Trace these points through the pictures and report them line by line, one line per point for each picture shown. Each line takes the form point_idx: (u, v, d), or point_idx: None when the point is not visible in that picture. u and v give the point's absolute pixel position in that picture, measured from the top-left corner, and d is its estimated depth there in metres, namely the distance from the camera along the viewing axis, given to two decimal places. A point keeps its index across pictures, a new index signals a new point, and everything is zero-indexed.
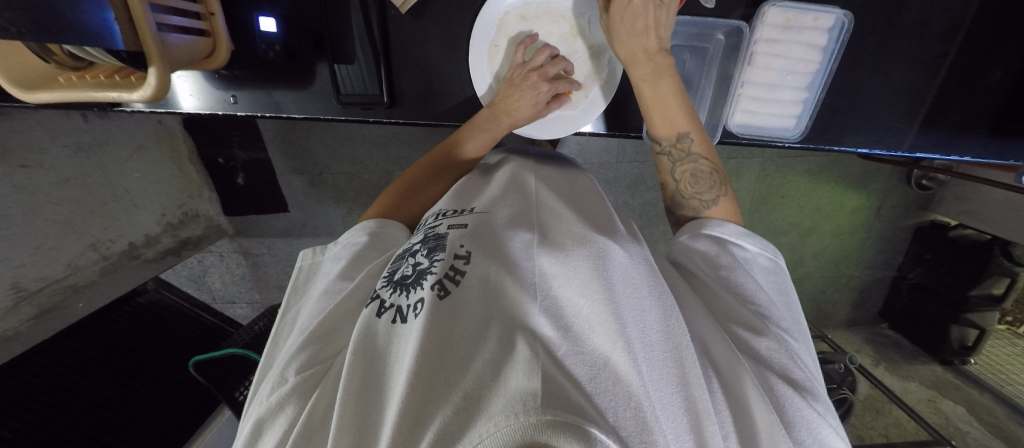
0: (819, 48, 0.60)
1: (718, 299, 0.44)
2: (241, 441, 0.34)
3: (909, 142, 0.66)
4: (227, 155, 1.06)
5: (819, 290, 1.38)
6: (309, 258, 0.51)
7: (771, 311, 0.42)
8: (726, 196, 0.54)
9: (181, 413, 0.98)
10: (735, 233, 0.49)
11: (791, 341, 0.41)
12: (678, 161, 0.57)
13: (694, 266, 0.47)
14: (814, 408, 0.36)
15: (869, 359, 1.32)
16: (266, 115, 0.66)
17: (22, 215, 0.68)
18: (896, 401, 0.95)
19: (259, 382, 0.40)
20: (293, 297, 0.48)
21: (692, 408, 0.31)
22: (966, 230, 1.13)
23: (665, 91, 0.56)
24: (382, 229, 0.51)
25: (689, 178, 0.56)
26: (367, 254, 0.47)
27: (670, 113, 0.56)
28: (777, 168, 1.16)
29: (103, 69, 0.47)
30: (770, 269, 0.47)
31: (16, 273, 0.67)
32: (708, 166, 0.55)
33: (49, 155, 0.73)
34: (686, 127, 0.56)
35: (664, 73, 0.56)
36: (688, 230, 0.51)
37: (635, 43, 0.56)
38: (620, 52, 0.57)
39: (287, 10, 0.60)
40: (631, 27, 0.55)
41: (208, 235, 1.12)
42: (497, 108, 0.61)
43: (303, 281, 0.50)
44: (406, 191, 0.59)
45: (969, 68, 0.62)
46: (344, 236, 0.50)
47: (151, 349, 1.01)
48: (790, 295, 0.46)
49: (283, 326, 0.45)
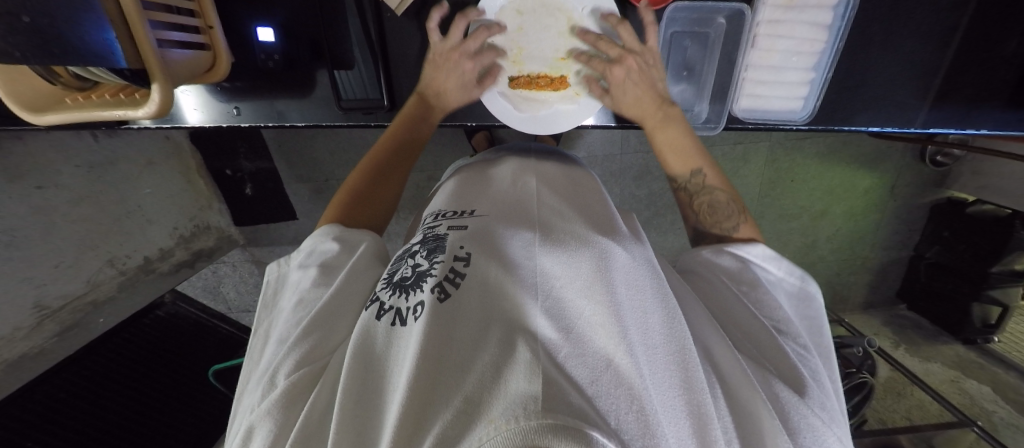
0: (825, 26, 0.58)
1: (727, 310, 0.45)
2: (234, 444, 0.34)
3: (921, 118, 0.64)
4: (234, 166, 1.07)
5: (834, 274, 1.35)
6: (276, 271, 0.52)
7: (790, 326, 0.42)
8: (748, 222, 0.54)
9: (195, 429, 1.05)
10: (763, 254, 0.48)
11: (809, 357, 0.41)
12: (695, 195, 0.58)
13: (720, 282, 0.47)
14: (817, 414, 0.35)
15: (889, 342, 1.30)
16: (269, 124, 0.66)
17: (41, 234, 0.70)
18: (918, 383, 0.92)
19: (243, 392, 0.41)
20: (265, 311, 0.49)
21: (695, 412, 0.31)
22: (985, 205, 1.10)
23: (675, 135, 0.58)
24: (347, 234, 0.50)
25: (707, 207, 0.56)
26: (338, 261, 0.47)
27: (684, 150, 0.58)
28: (786, 151, 1.13)
29: (109, 88, 0.48)
30: (799, 294, 0.46)
31: (38, 292, 0.69)
32: (725, 196, 0.56)
33: (62, 175, 0.75)
34: (699, 163, 0.58)
35: (673, 122, 0.59)
36: (711, 246, 0.50)
37: (638, 105, 0.60)
38: (631, 117, 0.62)
39: (287, 19, 0.60)
40: (632, 94, 0.60)
41: (220, 246, 1.13)
42: (428, 94, 0.62)
43: (272, 295, 0.50)
44: (356, 197, 0.57)
45: (984, 37, 0.60)
46: (305, 244, 0.50)
47: (172, 362, 1.03)
48: (819, 328, 0.45)
49: (257, 340, 0.46)
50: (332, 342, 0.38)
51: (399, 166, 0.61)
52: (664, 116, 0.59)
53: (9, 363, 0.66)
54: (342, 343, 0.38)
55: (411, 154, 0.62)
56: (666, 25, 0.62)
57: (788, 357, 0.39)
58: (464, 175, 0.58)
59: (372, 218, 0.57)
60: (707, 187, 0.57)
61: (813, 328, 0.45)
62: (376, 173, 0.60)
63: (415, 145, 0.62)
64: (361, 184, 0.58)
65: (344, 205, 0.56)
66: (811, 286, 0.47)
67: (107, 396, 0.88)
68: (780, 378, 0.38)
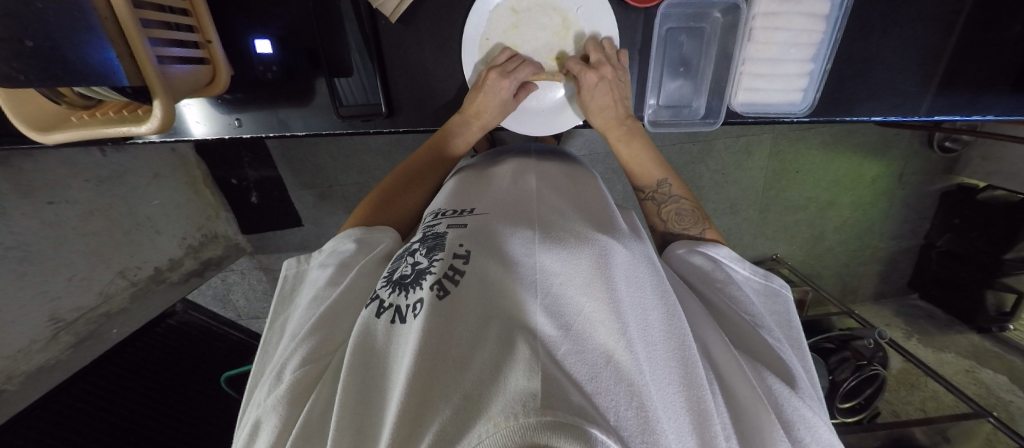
0: (821, 17, 0.58)
1: (715, 308, 0.44)
2: (241, 438, 0.35)
3: (926, 105, 0.63)
4: (239, 175, 1.08)
5: (843, 265, 1.33)
6: (294, 268, 0.52)
7: (765, 320, 0.42)
8: (711, 228, 0.54)
9: (215, 431, 1.10)
10: (729, 256, 0.47)
11: (784, 348, 0.40)
12: (661, 204, 0.57)
13: (693, 283, 0.46)
14: (810, 407, 0.36)
15: (901, 332, 1.28)
16: (271, 134, 0.67)
17: (54, 247, 0.72)
18: (932, 373, 0.90)
19: (254, 387, 0.41)
20: (281, 307, 0.49)
21: (695, 408, 0.31)
22: (996, 191, 1.08)
23: (637, 150, 0.59)
24: (368, 234, 0.50)
25: (674, 215, 0.56)
26: (356, 260, 0.48)
27: (645, 163, 0.59)
28: (790, 142, 1.12)
29: (113, 105, 0.49)
30: (765, 292, 0.46)
31: (52, 305, 0.70)
32: (690, 205, 0.56)
33: (72, 190, 0.77)
34: (661, 175, 0.58)
35: (636, 136, 0.59)
36: (683, 244, 0.50)
37: (602, 115, 0.60)
38: (594, 124, 0.62)
39: (283, 30, 0.61)
40: (599, 102, 0.59)
41: (228, 255, 1.15)
42: (467, 113, 0.61)
43: (290, 289, 0.50)
44: (384, 199, 0.57)
45: (989, 20, 0.58)
46: (328, 244, 0.50)
47: (186, 369, 1.06)
48: (789, 317, 0.45)
49: (273, 335, 0.47)
50: (336, 340, 0.39)
51: (433, 173, 0.62)
52: (629, 129, 0.60)
53: (28, 374, 0.68)
54: (345, 341, 0.39)
55: (447, 163, 0.63)
56: (661, 21, 0.61)
57: (778, 353, 0.39)
58: (464, 175, 0.58)
59: (399, 218, 0.57)
60: (672, 196, 0.57)
61: (784, 323, 0.45)
62: (406, 178, 0.60)
63: (447, 156, 0.62)
64: (389, 186, 0.59)
65: (370, 207, 0.57)
66: (777, 283, 0.47)
67: (127, 404, 0.90)
68: (773, 371, 0.38)
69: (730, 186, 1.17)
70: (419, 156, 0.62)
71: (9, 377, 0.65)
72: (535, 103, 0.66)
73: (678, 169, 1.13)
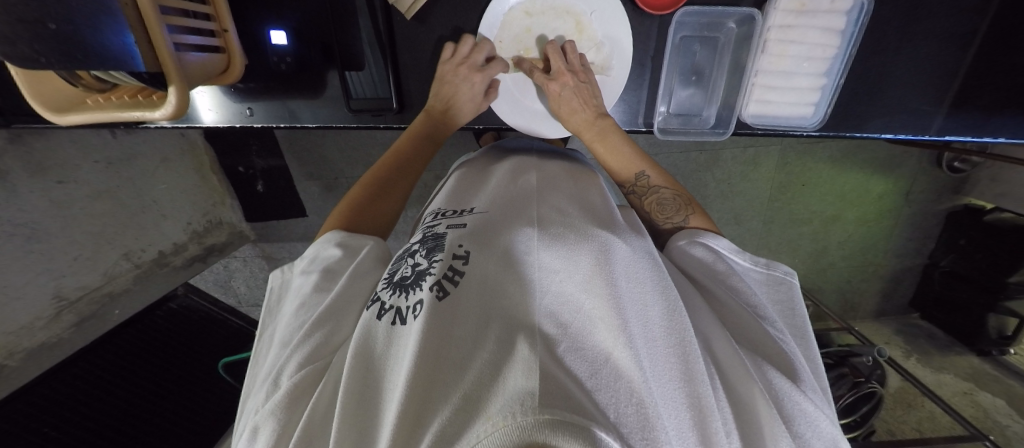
0: (838, 31, 0.58)
1: (717, 301, 0.44)
2: (241, 441, 0.35)
3: (937, 125, 0.63)
4: (246, 163, 1.08)
5: (845, 281, 1.33)
6: (280, 279, 0.52)
7: (767, 313, 0.41)
8: (697, 214, 0.52)
9: (207, 418, 1.09)
10: (729, 247, 0.47)
11: (787, 340, 0.40)
12: (643, 197, 0.56)
13: (693, 276, 0.46)
14: (811, 401, 0.35)
15: (900, 351, 1.27)
16: (281, 125, 0.68)
17: (61, 228, 0.73)
18: (929, 394, 0.89)
19: (249, 393, 0.42)
20: (270, 317, 0.50)
21: (696, 404, 0.31)
22: (1004, 213, 1.07)
23: (615, 144, 0.57)
24: (350, 238, 0.50)
25: (656, 206, 0.54)
26: (340, 265, 0.47)
27: (625, 157, 0.57)
28: (798, 155, 1.12)
29: (127, 90, 0.49)
30: (768, 281, 0.46)
31: (57, 283, 0.71)
32: (671, 192, 0.54)
33: (82, 171, 0.77)
34: (641, 167, 0.56)
35: (610, 131, 0.57)
36: (683, 236, 0.49)
37: (575, 118, 0.59)
38: (569, 129, 0.61)
39: (298, 22, 0.61)
40: (568, 106, 0.59)
41: (231, 242, 1.15)
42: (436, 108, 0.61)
43: (276, 300, 0.51)
44: (359, 207, 0.56)
45: (1005, 43, 0.58)
46: (309, 250, 0.51)
47: (188, 354, 1.08)
48: (796, 307, 0.45)
49: (262, 345, 0.47)
50: (336, 339, 0.39)
51: (405, 177, 0.60)
52: (601, 128, 0.58)
53: (30, 351, 0.69)
54: (345, 341, 0.39)
55: (416, 165, 0.60)
56: (675, 29, 0.61)
57: (780, 346, 0.39)
58: (464, 172, 0.58)
59: (378, 223, 0.56)
60: (654, 187, 0.55)
61: (788, 312, 0.45)
62: (378, 183, 0.58)
63: (421, 155, 0.61)
64: (363, 195, 0.57)
65: (349, 211, 0.56)
66: (780, 269, 0.46)
67: (119, 385, 0.90)
68: (774, 366, 0.38)
69: (735, 197, 1.17)
70: (388, 160, 0.60)
71: (11, 353, 0.67)
72: (543, 103, 0.66)
73: (683, 177, 1.12)
